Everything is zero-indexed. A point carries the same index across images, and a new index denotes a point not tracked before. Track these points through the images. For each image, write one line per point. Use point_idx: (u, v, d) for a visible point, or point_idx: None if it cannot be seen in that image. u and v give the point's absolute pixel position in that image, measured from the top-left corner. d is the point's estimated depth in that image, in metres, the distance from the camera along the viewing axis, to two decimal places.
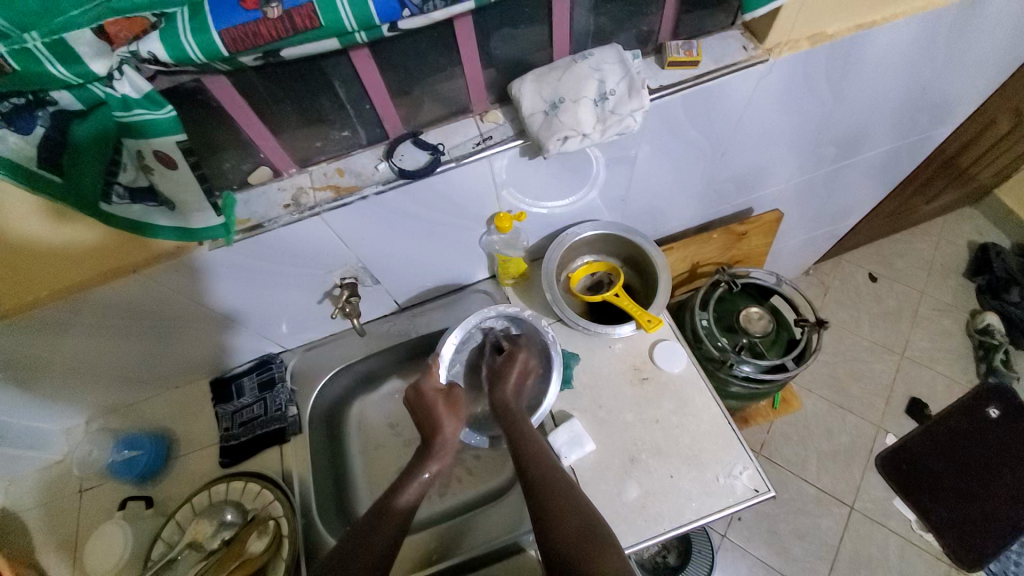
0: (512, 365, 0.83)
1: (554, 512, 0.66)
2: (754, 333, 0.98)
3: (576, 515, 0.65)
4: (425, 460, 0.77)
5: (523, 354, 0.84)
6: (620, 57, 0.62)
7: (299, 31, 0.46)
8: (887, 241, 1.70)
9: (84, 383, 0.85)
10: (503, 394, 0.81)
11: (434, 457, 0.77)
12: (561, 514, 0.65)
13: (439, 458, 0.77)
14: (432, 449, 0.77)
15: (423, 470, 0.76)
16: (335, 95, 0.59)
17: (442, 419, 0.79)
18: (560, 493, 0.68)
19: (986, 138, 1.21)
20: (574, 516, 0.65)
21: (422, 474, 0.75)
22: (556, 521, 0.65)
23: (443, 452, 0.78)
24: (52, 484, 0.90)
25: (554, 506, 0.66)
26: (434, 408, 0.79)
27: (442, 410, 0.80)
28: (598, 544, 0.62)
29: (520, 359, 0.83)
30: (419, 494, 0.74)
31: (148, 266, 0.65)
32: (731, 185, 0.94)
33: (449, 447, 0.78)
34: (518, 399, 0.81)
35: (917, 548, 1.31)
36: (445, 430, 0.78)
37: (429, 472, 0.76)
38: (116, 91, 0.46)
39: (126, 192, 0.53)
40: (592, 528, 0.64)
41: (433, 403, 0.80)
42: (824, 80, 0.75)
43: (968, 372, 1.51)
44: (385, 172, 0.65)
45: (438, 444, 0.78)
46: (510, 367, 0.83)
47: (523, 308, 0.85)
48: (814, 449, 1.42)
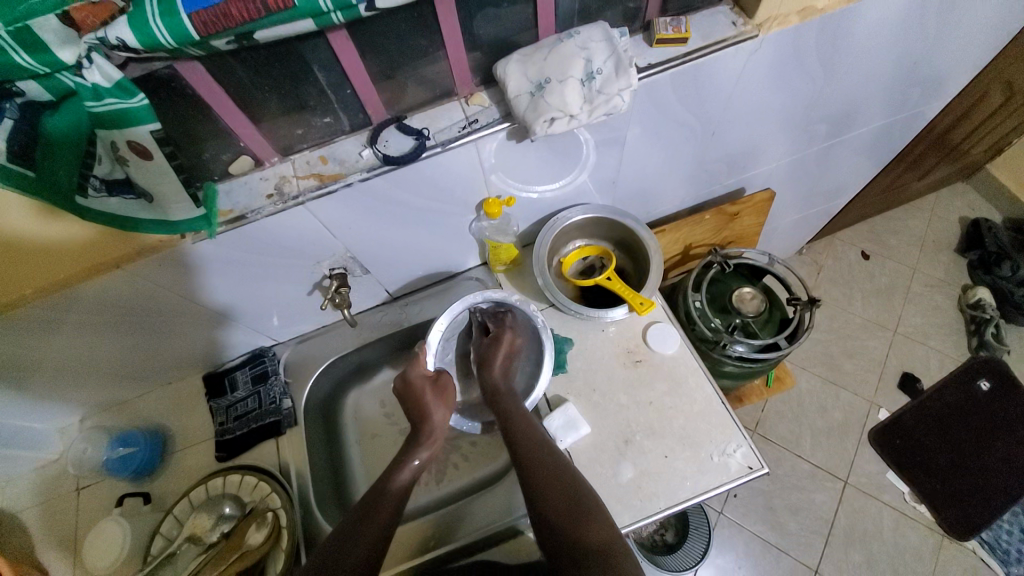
0: (498, 347, 0.83)
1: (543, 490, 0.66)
2: (747, 313, 0.98)
3: (565, 492, 0.65)
4: (416, 448, 0.77)
5: (508, 336, 0.83)
6: (607, 34, 0.61)
7: (272, 12, 0.44)
8: (879, 218, 1.71)
9: (76, 381, 0.84)
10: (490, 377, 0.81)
11: (425, 443, 0.77)
12: (550, 491, 0.65)
13: (430, 445, 0.77)
14: (422, 436, 0.77)
15: (412, 458, 0.76)
16: (315, 81, 0.58)
17: (431, 406, 0.79)
18: (549, 475, 0.67)
19: (978, 112, 1.20)
20: (561, 492, 0.65)
21: (411, 461, 0.75)
22: (546, 503, 0.65)
23: (432, 438, 0.77)
24: (48, 484, 0.90)
25: (542, 485, 0.66)
26: (422, 397, 0.79)
27: (431, 397, 0.80)
28: (587, 519, 0.63)
29: (507, 340, 0.83)
30: (408, 477, 0.74)
31: (131, 261, 0.64)
32: (723, 165, 0.93)
33: (438, 433, 0.78)
34: (505, 378, 0.81)
35: (910, 520, 1.34)
36: (434, 420, 0.78)
37: (419, 460, 0.76)
38: (86, 80, 0.45)
39: (102, 185, 0.52)
40: (580, 502, 0.64)
41: (423, 395, 0.79)
42: (815, 55, 0.73)
43: (960, 347, 1.52)
44: (370, 159, 0.64)
45: (426, 431, 0.77)
46: (496, 349, 0.83)
47: (510, 293, 0.85)
48: (808, 426, 1.43)
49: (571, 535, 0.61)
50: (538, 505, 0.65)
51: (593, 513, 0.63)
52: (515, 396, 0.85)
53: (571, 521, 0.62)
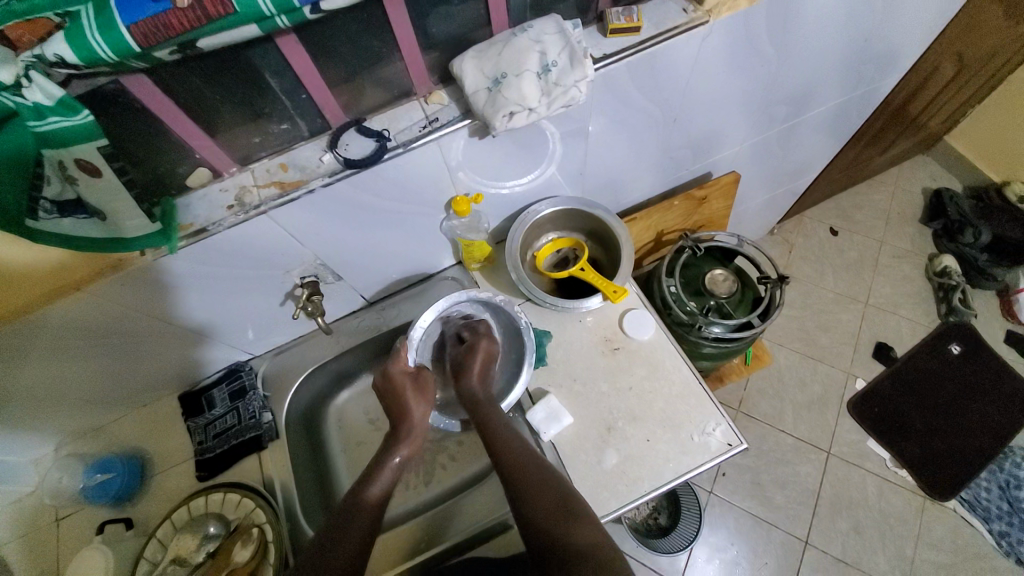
0: (475, 355, 0.83)
1: (530, 488, 0.67)
2: (720, 295, 1.00)
3: (550, 491, 0.66)
4: (394, 446, 0.77)
5: (483, 342, 0.84)
6: (559, 27, 0.61)
7: (213, 19, 0.43)
8: (846, 195, 1.76)
9: (46, 410, 0.82)
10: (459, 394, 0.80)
11: (404, 441, 0.77)
12: (538, 490, 0.66)
13: (409, 442, 0.77)
14: (400, 435, 0.77)
15: (392, 455, 0.75)
16: (268, 88, 0.57)
17: (410, 404, 0.79)
18: (535, 477, 0.68)
19: (931, 85, 1.24)
20: (548, 491, 0.66)
21: (392, 460, 0.75)
22: (534, 506, 0.65)
23: (411, 435, 0.77)
24: (24, 518, 0.87)
25: (529, 485, 0.67)
26: (401, 393, 0.80)
27: (409, 395, 0.80)
28: (571, 516, 0.63)
29: (483, 348, 0.84)
30: (392, 479, 0.74)
31: (91, 281, 0.62)
32: (688, 151, 0.95)
33: (417, 431, 0.78)
34: (484, 385, 0.81)
35: (892, 484, 1.38)
36: (414, 416, 0.79)
37: (400, 456, 0.76)
38: (27, 99, 0.43)
39: (53, 207, 0.51)
40: (565, 501, 0.65)
41: (402, 390, 0.80)
42: (767, 38, 0.75)
43: (929, 314, 1.58)
44: (331, 163, 0.64)
45: (405, 428, 0.78)
46: (472, 357, 0.83)
47: (494, 294, 0.85)
48: (789, 401, 1.47)
49: (554, 535, 0.61)
50: (524, 508, 0.65)
51: (581, 514, 0.64)
52: (496, 394, 0.85)
53: (557, 521, 0.63)
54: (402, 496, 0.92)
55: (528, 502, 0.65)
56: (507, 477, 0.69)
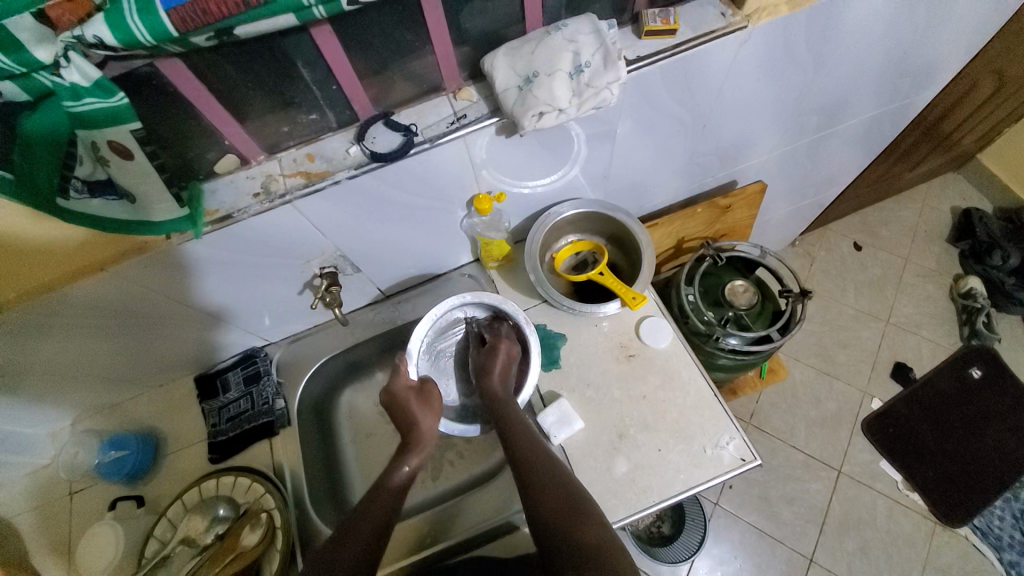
0: (496, 356, 0.81)
1: (539, 485, 0.67)
2: (739, 306, 0.98)
3: (559, 487, 0.66)
4: (404, 454, 0.75)
5: (505, 344, 0.82)
6: (594, 27, 0.60)
7: (252, 6, 0.43)
8: (872, 209, 1.72)
9: (66, 385, 0.83)
10: (490, 384, 0.79)
11: (413, 450, 0.75)
12: (546, 487, 0.66)
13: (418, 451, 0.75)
14: (410, 442, 0.75)
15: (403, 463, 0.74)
16: (299, 77, 0.57)
17: (418, 413, 0.77)
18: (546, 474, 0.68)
19: (968, 102, 1.20)
20: (557, 488, 0.66)
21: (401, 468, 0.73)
22: (541, 503, 0.65)
23: (421, 445, 0.75)
24: (39, 489, 0.89)
25: (540, 480, 0.67)
26: (407, 406, 0.78)
27: (415, 407, 0.78)
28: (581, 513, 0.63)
29: (503, 349, 0.81)
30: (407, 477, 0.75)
31: (116, 262, 0.62)
32: (715, 158, 0.93)
33: (427, 440, 0.76)
34: (505, 386, 0.78)
35: (902, 507, 1.35)
36: (423, 425, 0.76)
37: (408, 466, 0.74)
38: (64, 79, 0.44)
39: (84, 186, 0.51)
40: (572, 497, 0.65)
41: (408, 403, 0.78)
42: (805, 47, 0.73)
43: (951, 336, 1.54)
44: (357, 156, 0.63)
45: (414, 437, 0.75)
46: (493, 359, 0.81)
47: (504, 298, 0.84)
48: (802, 417, 1.44)
49: (561, 535, 0.62)
50: (533, 505, 0.66)
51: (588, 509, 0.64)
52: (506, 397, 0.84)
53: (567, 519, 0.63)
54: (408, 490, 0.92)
55: (536, 501, 0.66)
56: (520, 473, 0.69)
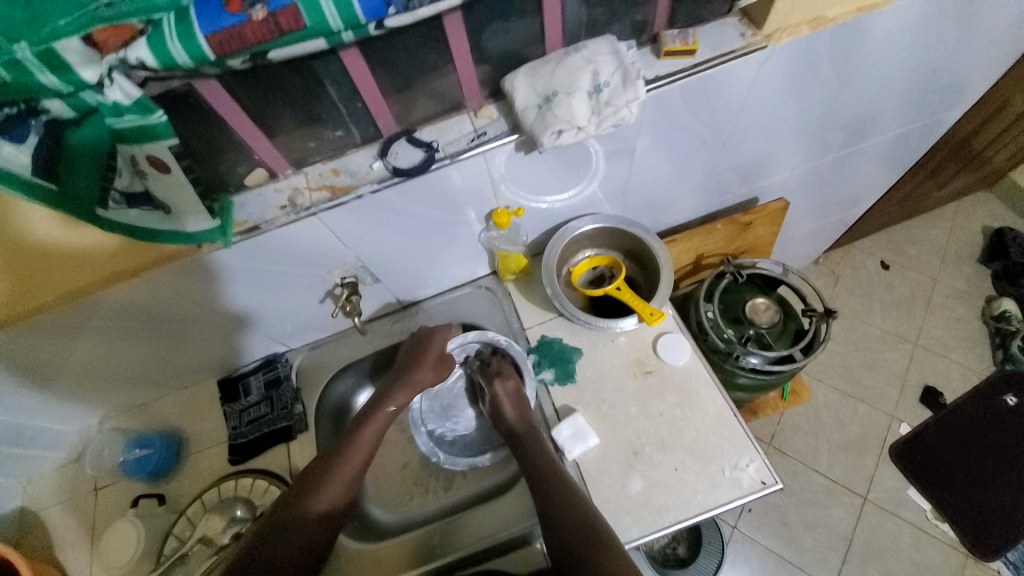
0: (500, 397, 0.84)
1: (562, 513, 0.67)
2: (761, 324, 0.97)
3: (581, 518, 0.66)
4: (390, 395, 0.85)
5: (502, 385, 0.84)
6: (614, 48, 0.61)
7: (285, 31, 0.46)
8: (899, 227, 1.67)
9: (98, 384, 0.87)
10: (506, 420, 0.83)
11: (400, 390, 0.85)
12: (569, 517, 0.67)
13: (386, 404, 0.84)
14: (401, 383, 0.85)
15: (387, 403, 0.84)
16: (327, 96, 0.59)
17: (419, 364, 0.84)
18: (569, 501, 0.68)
19: (999, 119, 1.17)
20: (579, 520, 0.66)
21: (387, 406, 0.84)
22: (564, 528, 0.66)
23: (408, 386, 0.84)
24: (68, 482, 0.93)
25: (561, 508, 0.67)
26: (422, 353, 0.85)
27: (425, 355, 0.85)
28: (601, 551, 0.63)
29: (503, 390, 0.84)
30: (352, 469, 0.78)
31: (149, 269, 0.65)
32: (735, 175, 0.93)
33: (417, 384, 0.84)
34: (520, 417, 0.82)
35: (932, 537, 1.29)
36: (417, 376, 0.84)
37: (393, 406, 0.84)
38: (108, 97, 0.47)
39: (122, 198, 0.54)
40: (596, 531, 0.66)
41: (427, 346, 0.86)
42: (827, 67, 0.73)
43: (984, 360, 1.48)
44: (380, 171, 0.65)
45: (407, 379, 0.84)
46: (500, 400, 0.84)
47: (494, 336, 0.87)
48: (825, 440, 1.40)
49: (596, 561, 0.62)
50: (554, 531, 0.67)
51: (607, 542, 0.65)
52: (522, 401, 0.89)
53: (592, 550, 0.64)
54: (421, 500, 0.93)
55: (558, 525, 0.66)
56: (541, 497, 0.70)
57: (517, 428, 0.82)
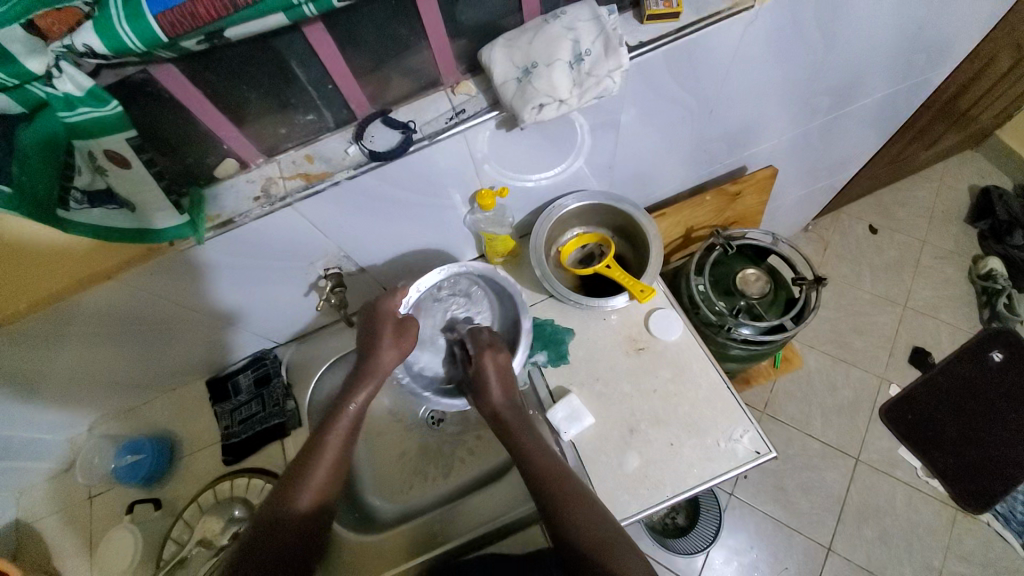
0: (487, 372, 0.78)
1: (567, 510, 0.65)
2: (752, 295, 0.96)
3: (587, 512, 0.65)
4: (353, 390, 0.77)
5: (490, 358, 0.79)
6: (594, 13, 0.58)
7: (241, 8, 0.42)
8: (886, 191, 1.67)
9: (82, 391, 0.85)
10: (491, 400, 0.77)
11: (365, 380, 0.78)
12: (574, 513, 0.64)
13: (360, 393, 0.77)
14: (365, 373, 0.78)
15: (350, 402, 0.76)
16: (295, 79, 0.56)
17: (383, 346, 0.79)
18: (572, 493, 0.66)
19: (986, 76, 1.15)
20: (586, 515, 0.64)
21: (349, 404, 0.76)
22: (569, 529, 0.63)
23: (373, 376, 0.78)
24: (60, 492, 0.91)
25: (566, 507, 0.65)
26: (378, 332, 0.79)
27: (384, 337, 0.79)
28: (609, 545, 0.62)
29: (491, 363, 0.78)
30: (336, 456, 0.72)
31: (121, 271, 0.62)
32: (722, 143, 0.91)
33: (381, 372, 0.78)
34: (506, 396, 0.77)
35: (923, 494, 1.32)
36: (382, 358, 0.78)
37: (354, 404, 0.76)
38: (57, 89, 0.43)
39: (83, 197, 0.51)
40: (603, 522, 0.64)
41: (380, 330, 0.79)
42: (814, 26, 0.70)
43: (971, 319, 1.50)
44: (356, 155, 0.63)
45: (370, 369, 0.78)
46: (486, 376, 0.78)
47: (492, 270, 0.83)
48: (818, 405, 1.42)
49: (597, 559, 0.61)
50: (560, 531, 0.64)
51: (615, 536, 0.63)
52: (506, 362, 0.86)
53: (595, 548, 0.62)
54: (420, 488, 0.93)
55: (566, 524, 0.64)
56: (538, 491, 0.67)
57: (501, 410, 0.77)
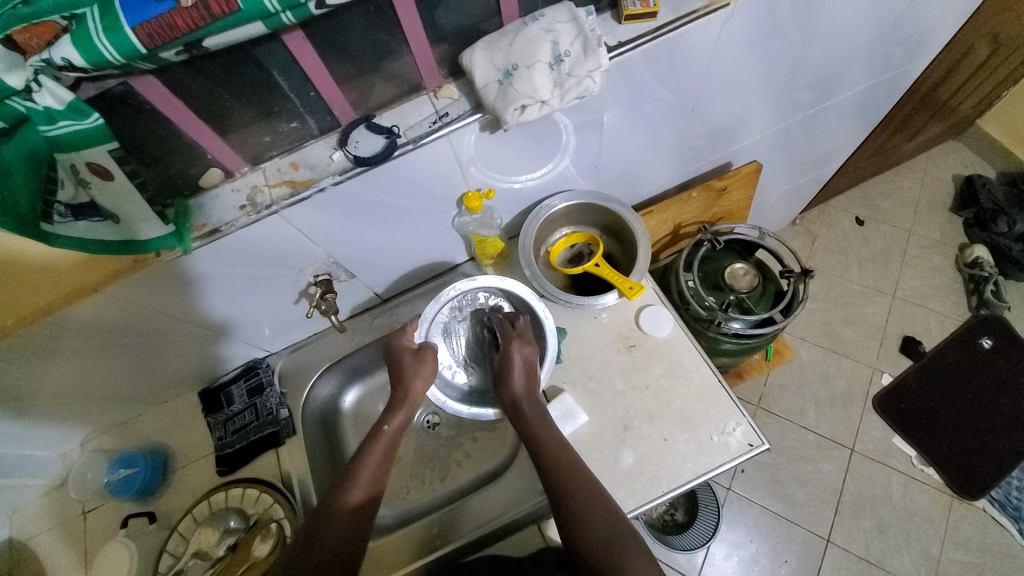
0: (511, 361, 0.76)
1: (579, 513, 0.64)
2: (740, 289, 0.97)
3: (598, 517, 0.64)
4: (387, 414, 0.77)
5: (519, 349, 0.77)
6: (572, 15, 0.59)
7: (218, 17, 0.42)
8: (872, 183, 1.69)
9: (74, 406, 0.84)
10: (512, 390, 0.75)
11: (396, 408, 0.77)
12: (586, 515, 0.64)
13: (398, 411, 0.77)
14: (395, 401, 0.78)
15: (384, 424, 0.77)
16: (276, 86, 0.56)
17: (411, 372, 0.79)
18: (587, 497, 0.66)
19: (964, 67, 1.17)
20: (597, 518, 0.64)
21: (382, 427, 0.76)
22: (581, 531, 0.63)
23: (404, 403, 0.77)
24: (52, 509, 0.90)
25: (579, 508, 0.65)
26: (400, 358, 0.80)
27: (408, 357, 0.80)
28: (615, 551, 0.61)
29: (518, 352, 0.77)
30: (377, 470, 0.72)
31: (109, 283, 0.61)
32: (707, 140, 0.92)
33: (414, 399, 0.78)
34: (528, 389, 0.75)
35: (918, 482, 1.34)
36: (412, 386, 0.78)
37: (389, 425, 0.77)
38: (38, 104, 0.43)
39: (68, 210, 0.51)
40: (612, 526, 0.64)
41: (402, 358, 0.80)
42: (792, 22, 0.71)
43: (959, 306, 1.51)
44: (341, 161, 0.63)
45: (400, 395, 0.77)
46: (510, 367, 0.76)
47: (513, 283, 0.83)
48: (811, 397, 1.43)
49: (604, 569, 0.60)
50: (571, 530, 0.64)
51: (624, 542, 0.62)
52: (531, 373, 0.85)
53: (602, 555, 0.61)
54: (418, 492, 0.92)
55: (576, 528, 0.63)
56: (553, 495, 0.67)
57: (523, 400, 0.74)
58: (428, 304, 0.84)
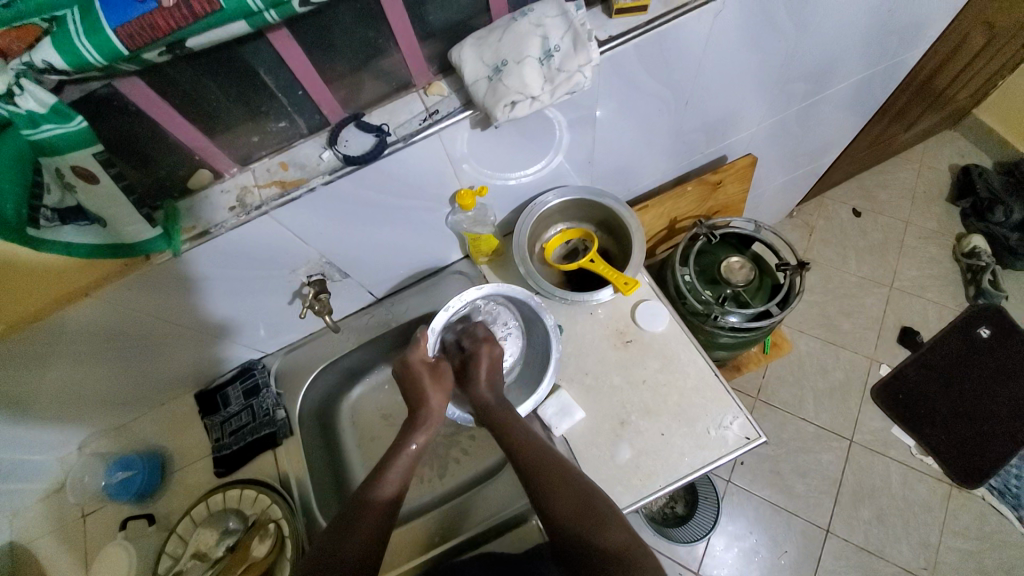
0: (478, 363, 0.82)
1: (552, 487, 0.65)
2: (737, 283, 0.96)
3: (575, 494, 0.65)
4: (411, 432, 0.77)
5: (487, 347, 0.83)
6: (562, 9, 0.58)
7: (200, 17, 0.42)
8: (869, 174, 1.68)
9: (72, 410, 0.85)
10: (478, 390, 0.80)
11: (421, 427, 0.77)
12: (560, 490, 0.65)
13: (425, 429, 0.78)
14: (417, 421, 0.78)
15: (409, 442, 0.76)
16: (264, 86, 0.56)
17: (427, 389, 0.80)
18: (561, 474, 0.67)
19: (960, 55, 1.16)
20: (572, 493, 0.65)
21: (409, 447, 0.75)
22: (553, 503, 0.64)
23: (428, 422, 0.78)
24: (51, 513, 0.90)
25: (553, 487, 0.65)
26: (419, 380, 0.80)
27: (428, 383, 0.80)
28: (596, 520, 0.62)
29: (485, 355, 0.82)
30: (407, 469, 0.74)
31: (98, 287, 0.61)
32: (701, 135, 0.92)
33: (434, 418, 0.79)
34: (491, 391, 0.80)
35: (917, 472, 1.34)
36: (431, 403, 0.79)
37: (416, 444, 0.76)
38: (20, 108, 0.42)
39: (54, 215, 0.50)
40: (591, 504, 0.64)
41: (419, 377, 0.81)
42: (785, 14, 0.71)
43: (957, 296, 1.51)
44: (330, 160, 0.62)
45: (422, 414, 0.78)
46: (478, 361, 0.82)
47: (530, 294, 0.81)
48: (809, 387, 1.43)
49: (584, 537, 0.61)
50: (547, 510, 0.64)
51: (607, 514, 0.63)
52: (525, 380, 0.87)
53: (584, 524, 0.62)
54: (417, 490, 0.93)
55: (549, 503, 0.65)
56: (525, 474, 0.68)
57: (489, 404, 0.78)
58: (436, 316, 0.83)
